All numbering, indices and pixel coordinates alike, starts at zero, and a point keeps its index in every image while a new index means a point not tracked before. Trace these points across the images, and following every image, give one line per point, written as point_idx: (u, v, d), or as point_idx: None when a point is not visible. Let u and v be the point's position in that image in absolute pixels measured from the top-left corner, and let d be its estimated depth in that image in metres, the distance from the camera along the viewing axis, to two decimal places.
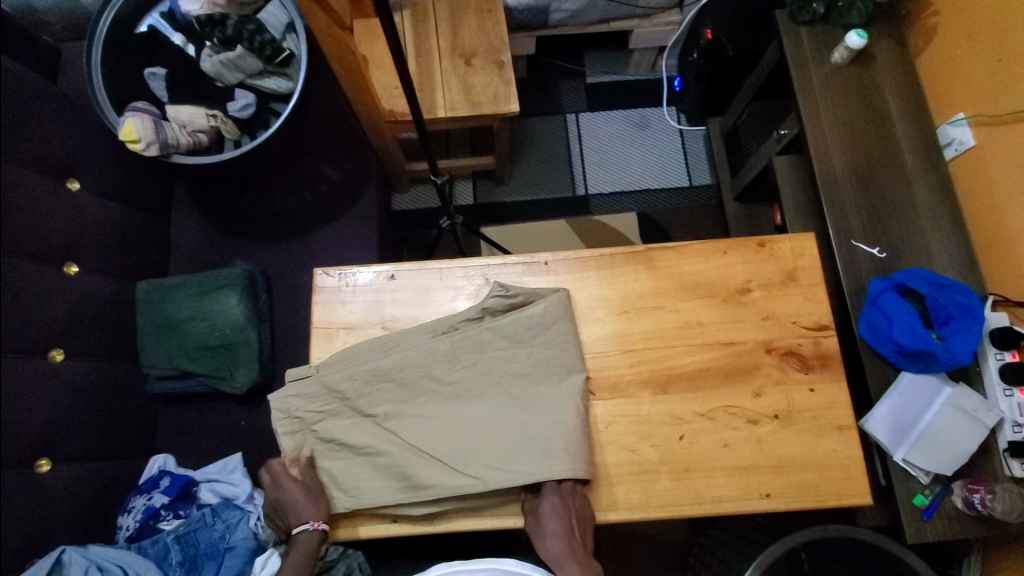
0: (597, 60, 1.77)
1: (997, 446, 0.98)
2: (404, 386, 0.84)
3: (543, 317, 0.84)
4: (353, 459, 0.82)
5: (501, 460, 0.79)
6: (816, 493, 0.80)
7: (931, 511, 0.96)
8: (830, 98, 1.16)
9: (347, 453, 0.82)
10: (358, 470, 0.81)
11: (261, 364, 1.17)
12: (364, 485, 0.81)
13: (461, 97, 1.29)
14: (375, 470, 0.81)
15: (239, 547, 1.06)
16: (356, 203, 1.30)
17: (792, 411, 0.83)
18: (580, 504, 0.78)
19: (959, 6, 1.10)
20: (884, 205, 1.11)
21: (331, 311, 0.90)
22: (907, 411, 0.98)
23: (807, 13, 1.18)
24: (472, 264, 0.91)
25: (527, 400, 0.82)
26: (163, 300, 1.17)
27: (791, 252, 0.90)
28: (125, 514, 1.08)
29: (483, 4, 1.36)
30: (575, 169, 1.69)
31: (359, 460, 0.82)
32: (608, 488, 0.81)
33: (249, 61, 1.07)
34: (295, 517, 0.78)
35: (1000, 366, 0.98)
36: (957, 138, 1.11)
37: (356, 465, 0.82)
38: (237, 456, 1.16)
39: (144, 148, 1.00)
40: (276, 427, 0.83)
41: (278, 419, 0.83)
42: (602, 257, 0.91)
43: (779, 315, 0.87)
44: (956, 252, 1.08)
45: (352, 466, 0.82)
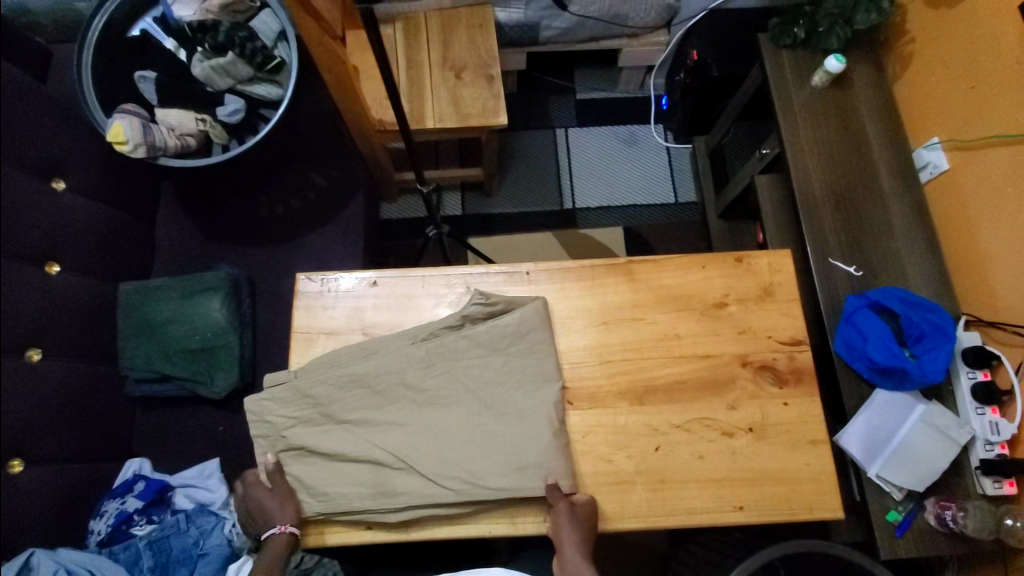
0: (587, 77, 1.80)
1: (968, 463, 1.00)
2: (378, 393, 0.84)
3: (519, 325, 0.85)
4: (323, 465, 0.82)
5: (473, 469, 0.79)
6: (789, 507, 0.81)
7: (904, 527, 0.97)
8: (808, 120, 1.19)
9: (317, 459, 0.83)
10: (330, 475, 0.81)
11: (241, 368, 1.17)
12: (332, 490, 0.80)
13: (451, 109, 1.31)
14: (345, 475, 0.81)
15: (212, 554, 1.06)
16: (342, 211, 1.31)
17: (766, 424, 0.84)
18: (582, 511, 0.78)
19: (932, 35, 1.15)
20: (860, 225, 1.13)
21: (311, 315, 0.90)
22: (880, 428, 0.99)
23: (788, 37, 1.22)
24: (454, 272, 0.92)
25: (501, 408, 0.83)
26: (144, 302, 1.16)
27: (768, 267, 0.91)
28: (97, 518, 1.07)
29: (475, 19, 1.38)
30: (563, 183, 1.71)
31: (329, 464, 0.82)
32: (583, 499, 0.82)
33: (240, 67, 1.09)
34: (264, 522, 0.79)
35: (972, 385, 1.00)
36: (932, 161, 1.14)
37: (325, 470, 0.82)
38: (215, 461, 1.15)
39: (131, 149, 1.00)
40: (249, 432, 0.83)
41: (252, 423, 0.83)
42: (583, 268, 0.92)
43: (755, 329, 0.89)
44: (930, 272, 1.11)
45: (322, 471, 0.82)
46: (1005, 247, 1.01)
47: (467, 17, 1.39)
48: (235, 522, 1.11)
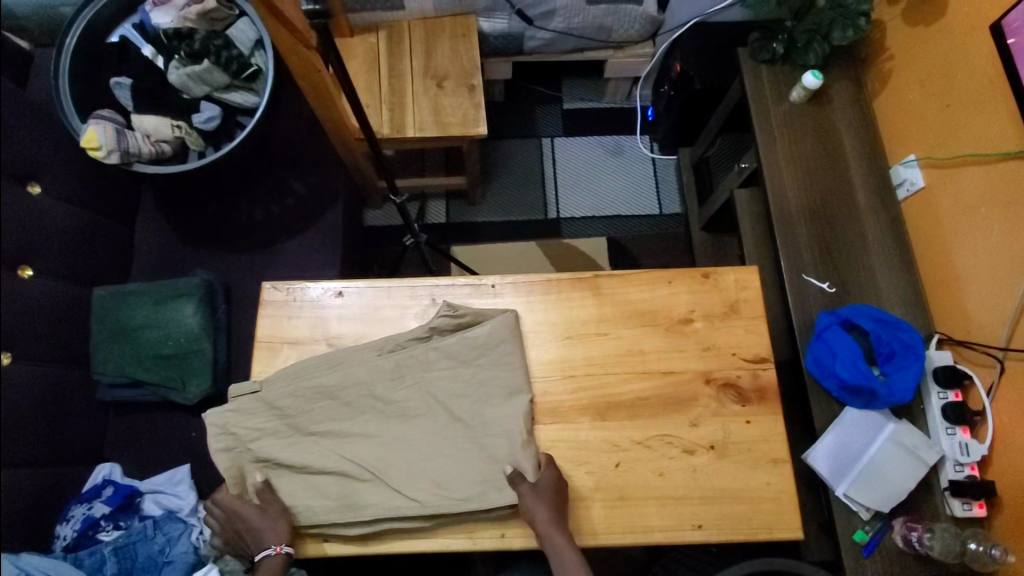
0: (575, 87, 1.81)
1: (938, 483, 0.99)
2: (347, 404, 0.84)
3: (488, 338, 0.84)
4: (290, 477, 0.81)
5: (441, 482, 0.80)
6: (748, 526, 0.80)
7: (872, 547, 0.96)
8: (785, 136, 1.19)
9: (285, 471, 0.82)
10: (297, 487, 0.81)
11: (214, 374, 1.16)
12: (299, 502, 0.80)
13: (431, 118, 1.31)
14: (312, 488, 0.80)
15: (178, 562, 1.06)
16: (322, 219, 1.31)
17: (728, 442, 0.84)
18: (551, 475, 0.78)
19: (910, 54, 1.14)
20: (835, 241, 1.12)
21: (276, 325, 0.89)
22: (849, 446, 0.99)
23: (767, 52, 1.22)
24: (421, 283, 0.92)
25: (470, 421, 0.83)
26: (118, 307, 1.17)
27: (735, 284, 0.91)
28: (64, 522, 1.07)
29: (458, 28, 1.39)
30: (548, 192, 1.71)
31: (296, 476, 0.81)
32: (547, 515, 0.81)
33: (216, 74, 1.09)
34: (255, 543, 0.76)
35: (942, 405, 0.99)
36: (909, 178, 1.14)
37: (293, 483, 0.81)
38: (185, 467, 1.15)
39: (105, 155, 1.02)
40: (213, 446, 0.81)
41: (215, 436, 0.82)
42: (549, 281, 0.91)
43: (719, 346, 0.88)
44: (905, 290, 1.10)
45: (288, 483, 0.81)
46: (978, 266, 1.01)
47: (451, 26, 1.39)
48: (203, 530, 1.10)
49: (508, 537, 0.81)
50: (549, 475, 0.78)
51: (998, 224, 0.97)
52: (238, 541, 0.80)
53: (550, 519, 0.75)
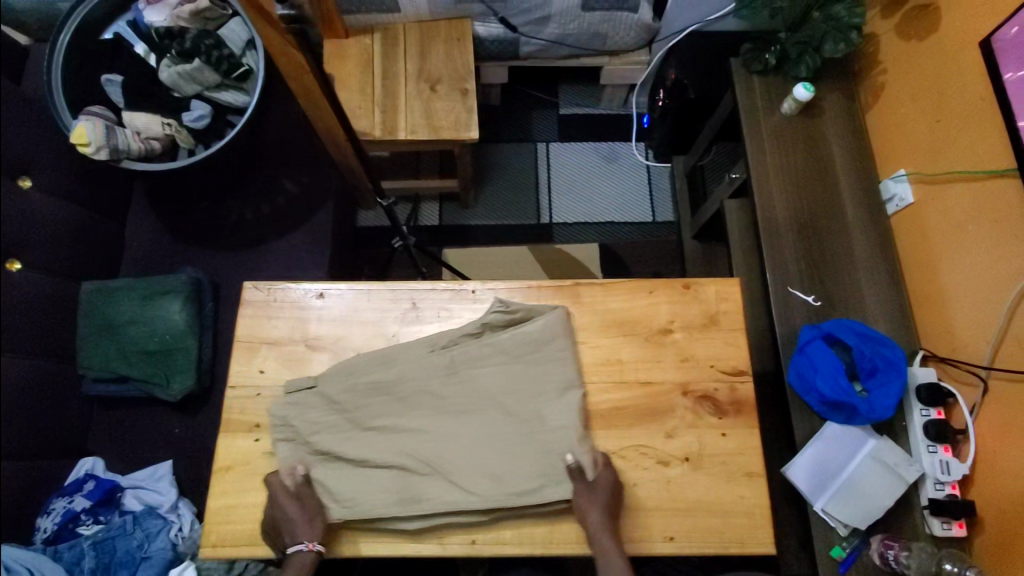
0: (572, 92, 1.81)
1: (918, 501, 0.99)
2: (402, 400, 0.83)
3: (541, 333, 0.85)
4: (349, 471, 0.81)
5: (501, 476, 0.79)
6: (720, 540, 0.80)
7: (848, 564, 0.95)
8: (775, 148, 1.19)
9: (343, 464, 0.81)
10: (354, 481, 0.80)
11: (198, 372, 1.17)
12: (359, 495, 0.79)
13: (423, 121, 1.31)
14: (368, 484, 0.80)
15: (155, 558, 1.06)
16: (311, 218, 1.32)
17: (702, 454, 0.83)
18: (607, 480, 0.79)
19: (902, 68, 1.14)
20: (822, 255, 1.12)
21: (255, 326, 0.89)
22: (829, 462, 0.98)
23: (759, 63, 1.22)
24: (401, 287, 0.92)
25: (526, 415, 0.82)
26: (106, 303, 1.17)
27: (715, 296, 0.91)
28: (45, 515, 1.08)
29: (453, 33, 1.40)
30: (542, 197, 1.71)
31: (354, 471, 0.81)
32: (517, 520, 0.81)
33: (206, 73, 1.11)
34: (289, 536, 0.76)
35: (925, 423, 0.99)
36: (898, 194, 1.13)
37: (350, 477, 0.80)
38: (167, 464, 1.14)
39: (94, 151, 1.02)
40: (273, 437, 0.82)
41: (275, 429, 0.83)
42: (530, 289, 0.92)
43: (697, 357, 0.88)
44: (891, 305, 1.10)
45: (344, 478, 0.80)
46: (964, 283, 1.00)
47: (446, 30, 1.40)
48: (183, 527, 1.10)
49: (478, 544, 0.80)
50: (605, 480, 0.78)
51: (985, 242, 0.96)
52: (273, 534, 0.78)
53: (603, 523, 0.76)
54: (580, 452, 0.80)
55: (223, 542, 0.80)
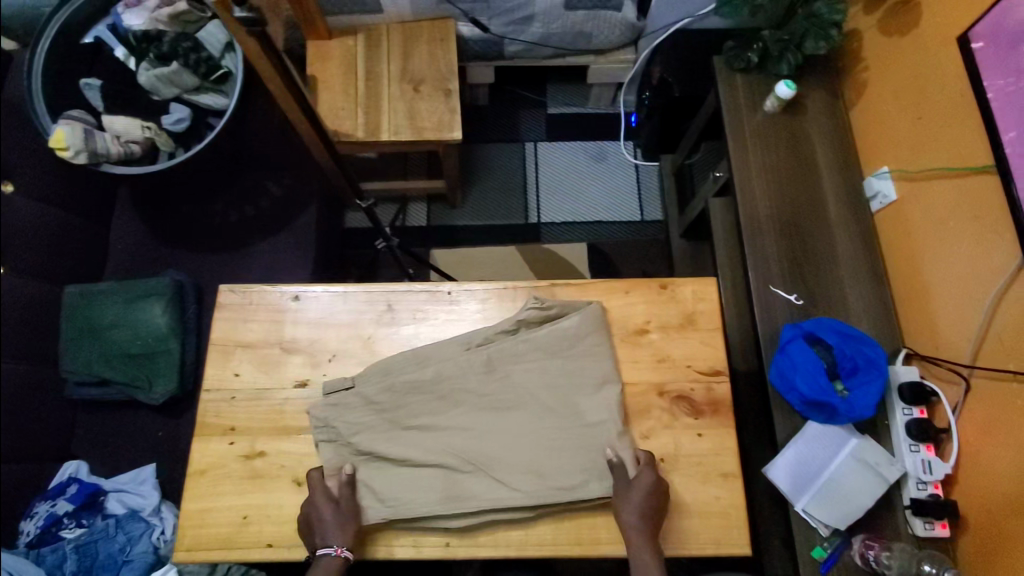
0: (560, 91, 1.80)
1: (900, 500, 0.98)
2: (442, 398, 0.83)
3: (577, 329, 0.85)
4: (391, 470, 0.81)
5: (543, 472, 0.79)
6: (696, 541, 0.79)
7: (829, 564, 0.95)
8: (758, 146, 1.18)
9: (384, 463, 0.81)
10: (396, 480, 0.80)
11: (181, 375, 1.17)
12: (403, 495, 0.78)
13: (406, 121, 1.31)
14: (411, 483, 0.79)
15: (137, 562, 1.06)
16: (295, 220, 1.32)
17: (679, 455, 0.83)
18: (651, 481, 0.77)
19: (884, 64, 1.13)
20: (804, 253, 1.11)
21: (231, 328, 0.89)
22: (811, 462, 0.97)
23: (742, 61, 1.21)
24: (376, 288, 0.92)
25: (565, 411, 0.82)
26: (89, 306, 1.18)
27: (692, 295, 0.91)
28: (29, 519, 1.08)
29: (436, 33, 1.39)
30: (529, 197, 1.71)
31: (397, 471, 0.80)
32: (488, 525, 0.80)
33: (185, 77, 1.12)
34: (320, 538, 0.75)
35: (907, 421, 0.98)
36: (881, 191, 1.12)
37: (392, 476, 0.80)
38: (150, 467, 1.14)
39: (73, 155, 1.02)
40: (315, 437, 0.82)
41: (316, 429, 0.82)
42: (506, 289, 0.92)
43: (673, 357, 0.88)
44: (874, 303, 1.09)
45: (387, 478, 0.80)
46: (947, 280, 0.99)
47: (429, 30, 1.40)
48: (165, 530, 1.10)
49: (452, 547, 0.79)
50: (645, 482, 0.76)
51: (965, 239, 0.95)
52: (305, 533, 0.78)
53: (636, 525, 0.75)
54: (621, 448, 0.79)
55: (197, 546, 0.79)
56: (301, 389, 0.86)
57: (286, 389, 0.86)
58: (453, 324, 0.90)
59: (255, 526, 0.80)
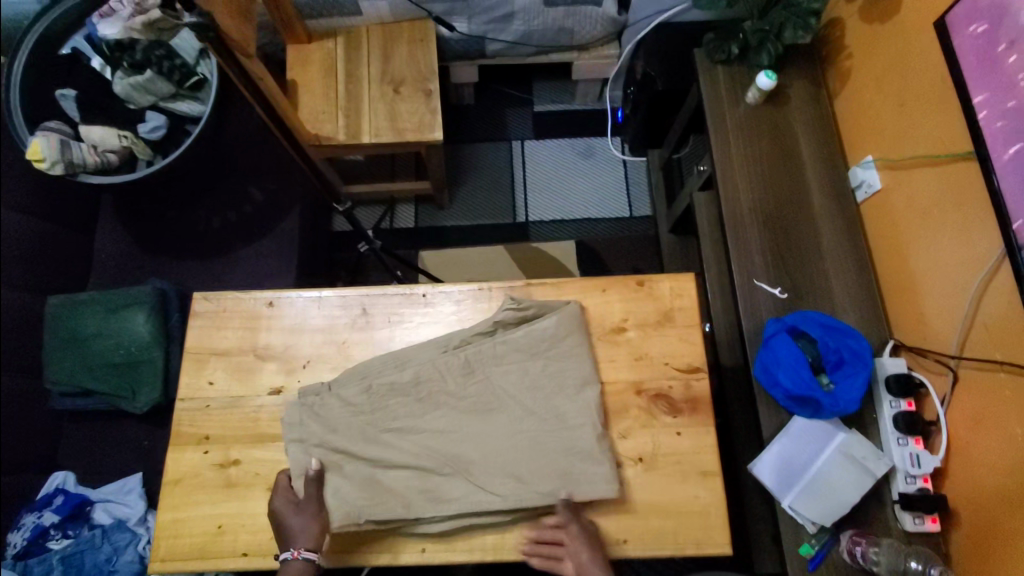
0: (546, 89, 1.79)
1: (889, 495, 0.96)
2: (421, 400, 0.82)
3: (556, 329, 0.84)
4: (363, 471, 0.79)
5: (521, 475, 0.78)
6: (675, 541, 0.78)
7: (818, 561, 0.93)
8: (740, 139, 1.17)
9: (360, 463, 0.80)
10: (372, 481, 0.78)
11: (165, 383, 1.17)
12: (378, 497, 0.77)
13: (386, 123, 1.29)
14: (384, 484, 0.78)
15: (122, 572, 1.06)
16: (279, 225, 1.32)
17: (657, 454, 0.82)
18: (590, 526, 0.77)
19: (866, 52, 1.11)
20: (787, 246, 1.10)
21: (206, 336, 0.89)
22: (795, 459, 0.96)
23: (723, 53, 1.19)
24: (350, 292, 0.91)
25: (543, 413, 0.81)
26: (72, 317, 1.18)
27: (669, 291, 0.90)
28: (16, 530, 1.09)
29: (417, 33, 1.38)
30: (517, 195, 1.69)
31: (372, 471, 0.79)
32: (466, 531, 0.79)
33: (159, 84, 1.15)
34: (282, 542, 0.75)
35: (894, 415, 0.96)
36: (866, 180, 1.11)
37: (367, 476, 0.78)
38: (136, 477, 1.14)
39: (49, 167, 1.07)
40: (286, 437, 0.81)
41: (291, 429, 0.82)
42: (482, 290, 0.91)
43: (652, 355, 0.87)
44: (861, 296, 1.07)
45: (359, 478, 0.78)
46: (932, 270, 0.97)
47: (409, 31, 1.39)
48: (149, 540, 1.09)
49: (429, 552, 0.78)
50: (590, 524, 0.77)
51: (949, 227, 0.93)
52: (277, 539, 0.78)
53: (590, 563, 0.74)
54: (598, 450, 0.78)
55: (172, 557, 0.79)
56: (275, 396, 0.86)
57: (261, 396, 0.86)
58: (427, 326, 0.89)
59: (229, 535, 0.79)
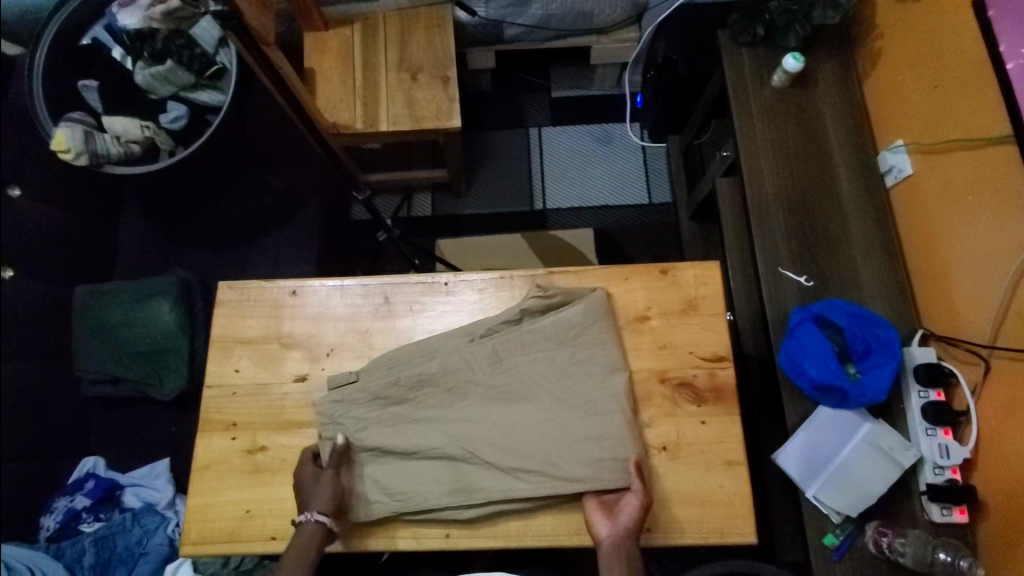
0: (564, 74, 1.77)
1: (916, 485, 0.95)
2: (449, 390, 0.82)
3: (583, 317, 0.83)
4: (396, 464, 0.81)
5: (554, 462, 0.77)
6: (699, 530, 0.78)
7: (841, 551, 0.93)
8: (765, 123, 1.14)
9: (391, 457, 0.81)
10: (406, 473, 0.80)
11: (191, 371, 1.19)
12: (409, 489, 0.78)
13: (404, 111, 1.28)
14: (419, 472, 0.79)
15: (152, 554, 1.09)
16: (299, 215, 1.33)
17: (681, 443, 0.81)
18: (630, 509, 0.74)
19: (898, 31, 1.08)
20: (815, 233, 1.08)
21: (230, 325, 0.90)
22: (821, 447, 0.95)
23: (747, 35, 1.16)
24: (372, 281, 0.91)
25: (575, 401, 0.81)
26: (98, 306, 1.20)
27: (694, 280, 0.89)
28: (47, 514, 1.12)
29: (433, 19, 1.36)
30: (535, 183, 1.68)
31: (402, 463, 0.80)
32: (505, 515, 0.80)
33: (180, 74, 1.18)
34: (300, 507, 0.76)
35: (923, 405, 0.94)
36: (896, 165, 1.08)
37: (400, 469, 0.80)
38: (165, 462, 1.17)
39: (73, 157, 1.10)
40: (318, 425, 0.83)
41: (323, 425, 0.82)
42: (503, 278, 0.90)
43: (676, 345, 0.86)
44: (889, 283, 1.05)
45: (392, 472, 0.80)
46: (966, 259, 0.95)
47: (426, 17, 1.36)
48: (178, 523, 1.12)
49: (454, 538, 0.79)
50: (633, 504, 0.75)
51: (984, 212, 0.91)
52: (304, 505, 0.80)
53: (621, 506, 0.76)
54: (626, 441, 0.78)
55: (201, 541, 0.80)
56: (299, 384, 0.87)
57: (285, 384, 0.87)
58: (449, 316, 0.89)
59: (257, 520, 0.81)
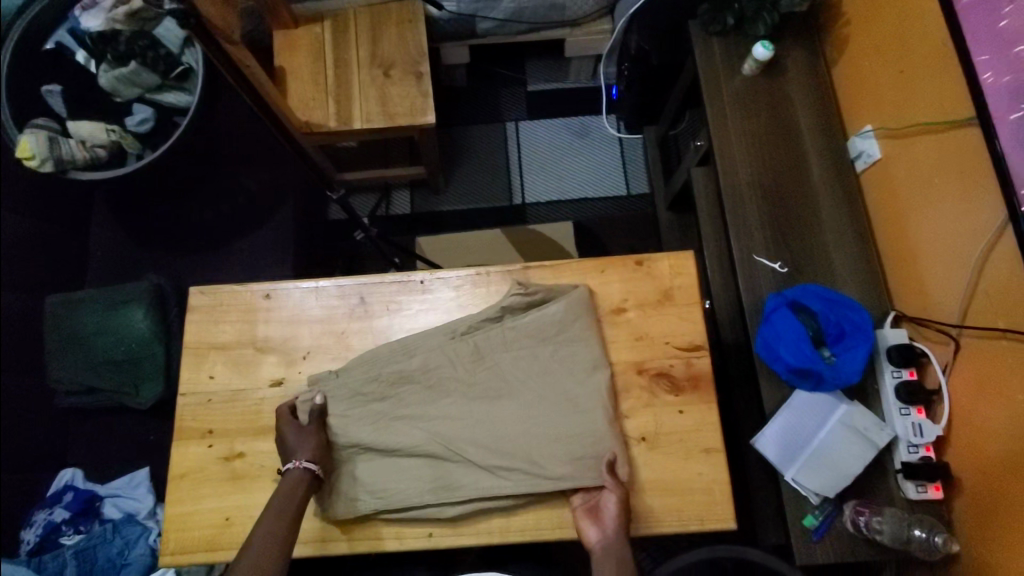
0: (539, 67, 1.76)
1: (891, 465, 0.97)
2: (430, 387, 0.82)
3: (564, 315, 0.83)
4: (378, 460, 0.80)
5: (535, 460, 0.77)
6: (680, 518, 0.79)
7: (820, 532, 0.94)
8: (738, 111, 1.15)
9: (373, 454, 0.81)
10: (388, 469, 0.79)
11: (168, 379, 1.17)
12: (392, 487, 0.78)
13: (378, 108, 1.27)
14: (400, 469, 0.79)
15: (135, 564, 1.07)
16: (274, 216, 1.31)
17: (659, 434, 0.82)
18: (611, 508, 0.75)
19: (864, 19, 1.09)
20: (790, 220, 1.09)
21: (204, 330, 0.89)
22: (800, 431, 0.96)
23: (717, 24, 1.16)
24: (348, 282, 0.90)
25: (556, 397, 0.81)
26: (71, 314, 1.19)
27: (669, 270, 0.89)
28: (28, 527, 1.11)
29: (404, 15, 1.34)
30: (513, 177, 1.68)
31: (385, 460, 0.80)
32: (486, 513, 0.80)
33: (145, 75, 1.16)
34: (284, 457, 0.77)
35: (896, 384, 0.96)
36: (865, 150, 1.09)
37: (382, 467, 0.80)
38: (145, 470, 1.15)
39: (39, 164, 1.08)
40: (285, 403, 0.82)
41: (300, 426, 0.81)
42: (479, 275, 0.90)
43: (652, 335, 0.86)
44: (862, 268, 1.06)
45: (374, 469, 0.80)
46: (935, 242, 0.96)
47: (397, 13, 1.35)
48: (160, 533, 1.10)
49: (436, 537, 0.79)
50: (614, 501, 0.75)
51: (950, 195, 0.92)
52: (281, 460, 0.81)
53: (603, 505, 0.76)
54: (604, 433, 0.78)
55: (181, 550, 0.79)
56: (275, 388, 0.86)
57: (262, 388, 0.86)
58: (428, 314, 0.89)
59: (238, 526, 0.80)
